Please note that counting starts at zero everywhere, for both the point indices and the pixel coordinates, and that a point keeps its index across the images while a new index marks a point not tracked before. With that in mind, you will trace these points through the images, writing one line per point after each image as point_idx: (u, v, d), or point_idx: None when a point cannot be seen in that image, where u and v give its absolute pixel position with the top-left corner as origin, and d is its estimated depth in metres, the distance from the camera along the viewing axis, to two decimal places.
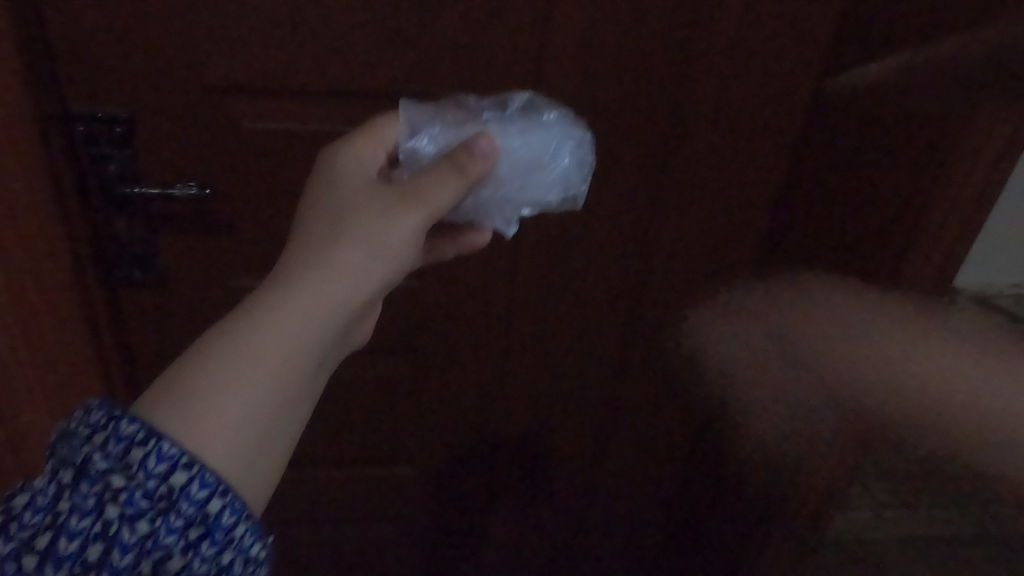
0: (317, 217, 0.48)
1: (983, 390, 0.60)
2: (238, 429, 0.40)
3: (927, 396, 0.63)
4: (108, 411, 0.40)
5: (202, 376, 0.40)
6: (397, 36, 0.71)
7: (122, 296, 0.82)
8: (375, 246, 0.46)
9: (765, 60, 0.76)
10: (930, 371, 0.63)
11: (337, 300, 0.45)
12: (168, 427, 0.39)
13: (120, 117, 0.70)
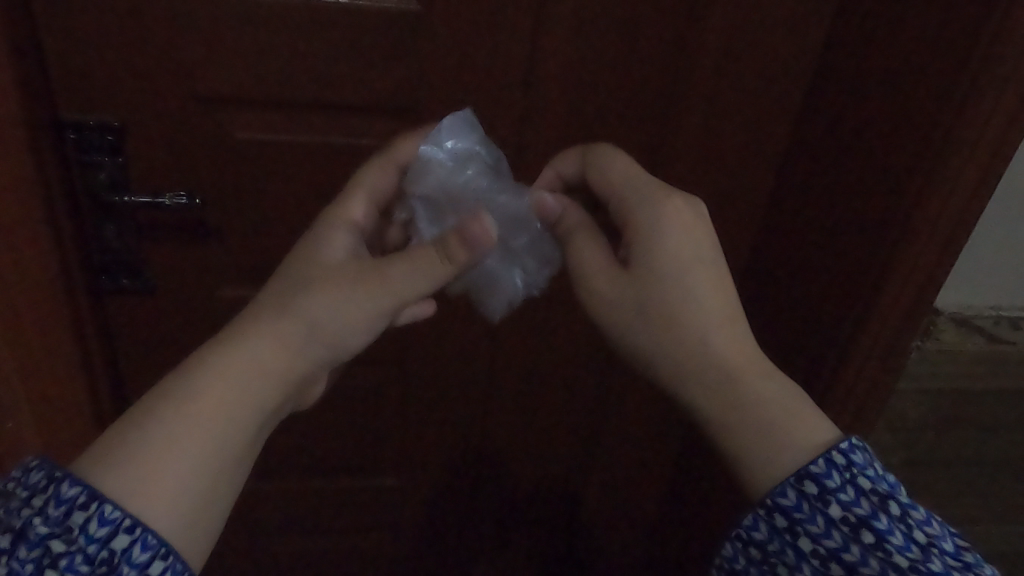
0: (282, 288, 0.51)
1: (777, 391, 0.50)
2: (173, 493, 0.42)
3: (734, 406, 0.50)
4: (49, 472, 0.40)
5: (141, 462, 0.41)
6: (387, 40, 0.71)
7: (111, 302, 0.82)
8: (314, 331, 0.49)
9: (751, 73, 0.77)
10: (673, 277, 0.52)
11: (279, 373, 0.48)
12: (114, 493, 0.40)
13: (112, 123, 0.70)
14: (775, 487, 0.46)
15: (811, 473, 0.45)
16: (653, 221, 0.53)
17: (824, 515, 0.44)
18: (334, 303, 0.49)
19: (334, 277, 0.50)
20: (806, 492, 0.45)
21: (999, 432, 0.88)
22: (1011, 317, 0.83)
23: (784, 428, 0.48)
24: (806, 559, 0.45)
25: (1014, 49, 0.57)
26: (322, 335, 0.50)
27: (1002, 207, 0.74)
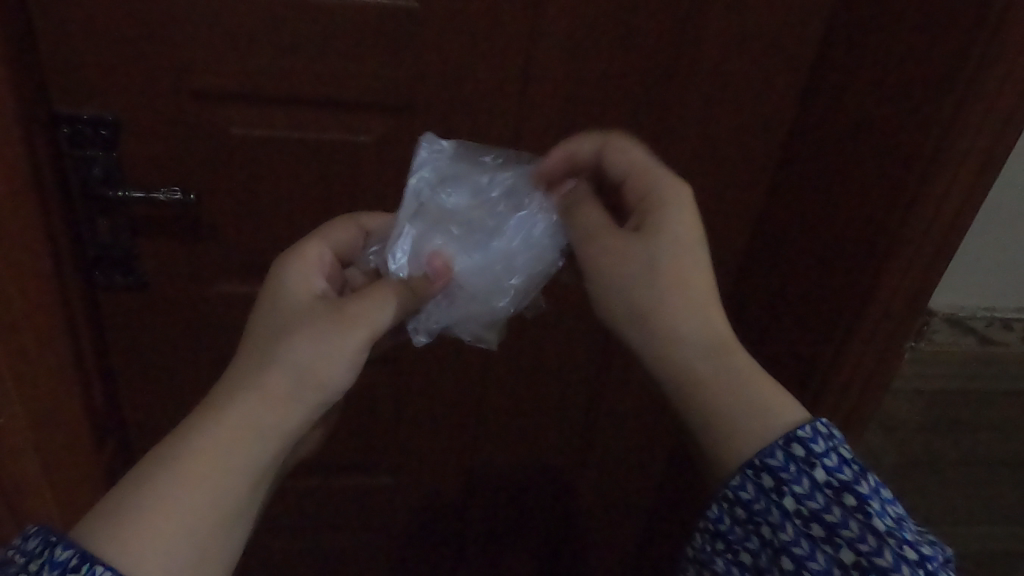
0: (261, 338, 0.51)
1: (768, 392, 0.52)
2: (164, 551, 0.43)
3: (713, 399, 0.53)
4: (45, 539, 0.42)
5: (131, 524, 0.43)
6: (383, 36, 0.71)
7: (103, 297, 0.81)
8: (305, 375, 0.49)
9: (747, 72, 0.77)
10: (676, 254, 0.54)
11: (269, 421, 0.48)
12: (103, 555, 0.41)
13: (106, 118, 0.70)
14: (763, 448, 0.49)
15: (799, 436, 0.49)
16: (664, 200, 0.55)
17: (809, 476, 0.48)
18: (312, 346, 0.49)
19: (310, 320, 0.50)
20: (794, 454, 0.48)
21: (991, 430, 0.88)
22: (1009, 321, 0.81)
23: (761, 401, 0.52)
24: (789, 517, 0.48)
25: (1010, 51, 0.58)
26: (307, 379, 0.49)
27: (1000, 210, 0.73)
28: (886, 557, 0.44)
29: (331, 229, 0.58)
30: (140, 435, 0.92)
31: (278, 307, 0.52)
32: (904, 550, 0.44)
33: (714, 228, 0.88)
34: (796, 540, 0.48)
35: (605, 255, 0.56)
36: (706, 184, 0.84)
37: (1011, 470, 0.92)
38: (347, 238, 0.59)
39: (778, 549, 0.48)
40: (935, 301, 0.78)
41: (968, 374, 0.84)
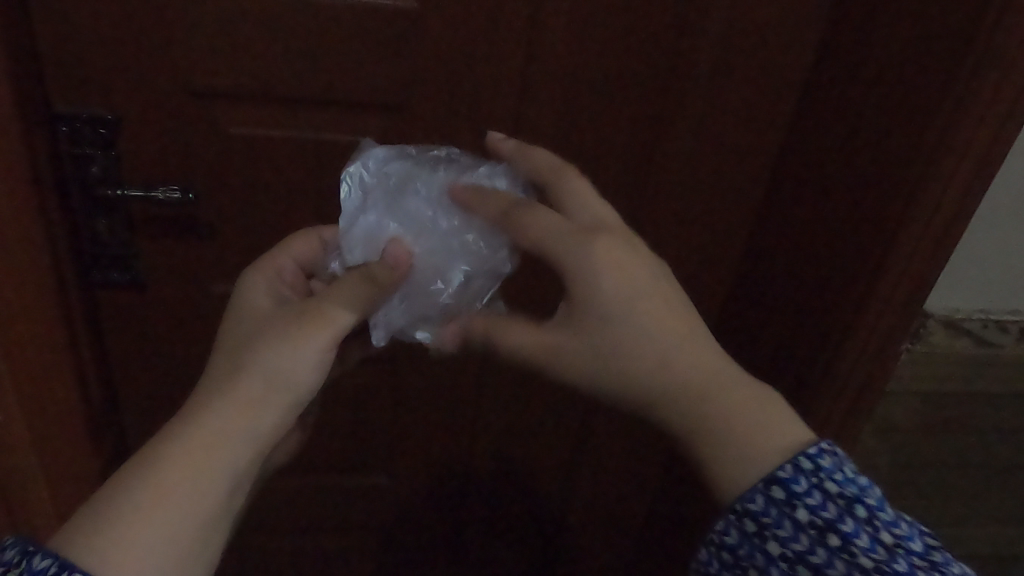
0: (231, 349, 0.51)
1: (752, 422, 0.50)
2: (139, 562, 0.43)
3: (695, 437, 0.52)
4: (22, 548, 0.42)
5: (105, 535, 0.42)
6: (382, 36, 0.71)
7: (101, 296, 0.81)
8: (273, 379, 0.49)
9: (744, 74, 0.77)
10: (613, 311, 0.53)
11: (239, 431, 0.47)
12: (79, 565, 0.41)
13: (105, 117, 0.70)
14: (743, 493, 0.48)
15: (778, 478, 0.47)
16: (590, 261, 0.53)
17: (790, 518, 0.46)
18: (275, 352, 0.49)
19: (276, 328, 0.50)
20: (774, 497, 0.47)
21: (988, 433, 0.89)
22: (1004, 324, 0.81)
23: (740, 416, 0.50)
24: (776, 562, 0.47)
25: (1004, 54, 0.58)
26: (278, 384, 0.49)
27: (995, 213, 0.73)
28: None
29: (290, 246, 0.61)
30: (137, 434, 0.92)
31: (246, 322, 0.53)
32: None
33: (711, 229, 0.88)
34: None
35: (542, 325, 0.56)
36: (703, 186, 0.84)
37: (1007, 472, 0.92)
38: (303, 250, 0.61)
39: None
40: (931, 304, 0.78)
41: (964, 376, 0.84)
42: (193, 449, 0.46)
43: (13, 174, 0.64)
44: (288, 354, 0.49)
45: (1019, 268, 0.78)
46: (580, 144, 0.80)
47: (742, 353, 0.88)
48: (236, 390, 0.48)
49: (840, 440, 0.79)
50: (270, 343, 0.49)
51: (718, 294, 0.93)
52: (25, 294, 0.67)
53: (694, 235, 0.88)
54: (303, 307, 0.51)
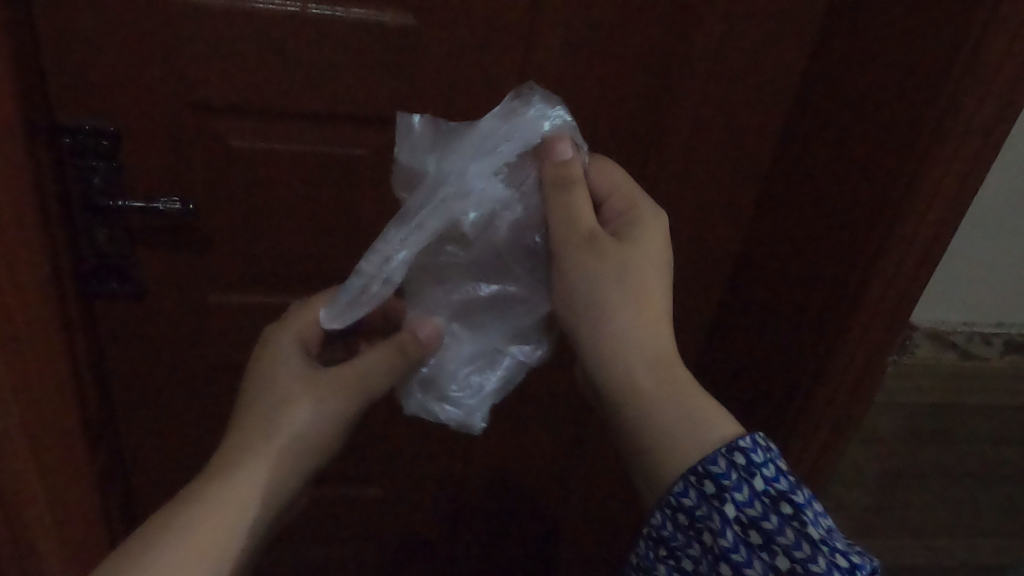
0: (263, 409, 0.56)
1: (707, 409, 0.52)
2: None
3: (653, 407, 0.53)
4: None
5: None
6: (381, 51, 0.72)
7: (99, 305, 0.82)
8: (307, 444, 0.56)
9: (734, 91, 0.79)
10: (647, 262, 0.56)
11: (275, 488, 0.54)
12: None
13: (106, 129, 0.71)
14: (707, 457, 0.49)
15: (740, 445, 0.48)
16: (639, 224, 0.57)
17: (748, 485, 0.47)
18: (310, 419, 0.56)
19: (308, 389, 0.57)
20: (735, 462, 0.47)
21: (974, 443, 0.90)
22: (989, 336, 0.83)
23: (688, 400, 0.53)
24: (730, 525, 0.46)
25: (983, 73, 0.60)
26: (309, 448, 0.56)
27: (977, 227, 0.75)
28: (820, 565, 0.44)
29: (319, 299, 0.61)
30: (133, 443, 0.92)
31: (274, 377, 0.57)
32: (836, 558, 0.44)
33: (703, 242, 0.89)
34: (735, 548, 0.46)
35: (572, 245, 0.55)
36: (694, 199, 0.86)
37: (994, 482, 0.93)
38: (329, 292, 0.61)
39: (718, 558, 0.46)
40: (917, 316, 0.80)
41: (951, 387, 0.85)
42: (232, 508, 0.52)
43: (18, 185, 0.65)
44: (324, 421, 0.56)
45: (1003, 280, 0.79)
46: None
47: (733, 365, 0.90)
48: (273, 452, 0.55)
49: (830, 450, 0.81)
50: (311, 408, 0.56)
51: (709, 306, 0.95)
52: (28, 303, 0.68)
53: (687, 247, 0.89)
54: (336, 375, 0.58)
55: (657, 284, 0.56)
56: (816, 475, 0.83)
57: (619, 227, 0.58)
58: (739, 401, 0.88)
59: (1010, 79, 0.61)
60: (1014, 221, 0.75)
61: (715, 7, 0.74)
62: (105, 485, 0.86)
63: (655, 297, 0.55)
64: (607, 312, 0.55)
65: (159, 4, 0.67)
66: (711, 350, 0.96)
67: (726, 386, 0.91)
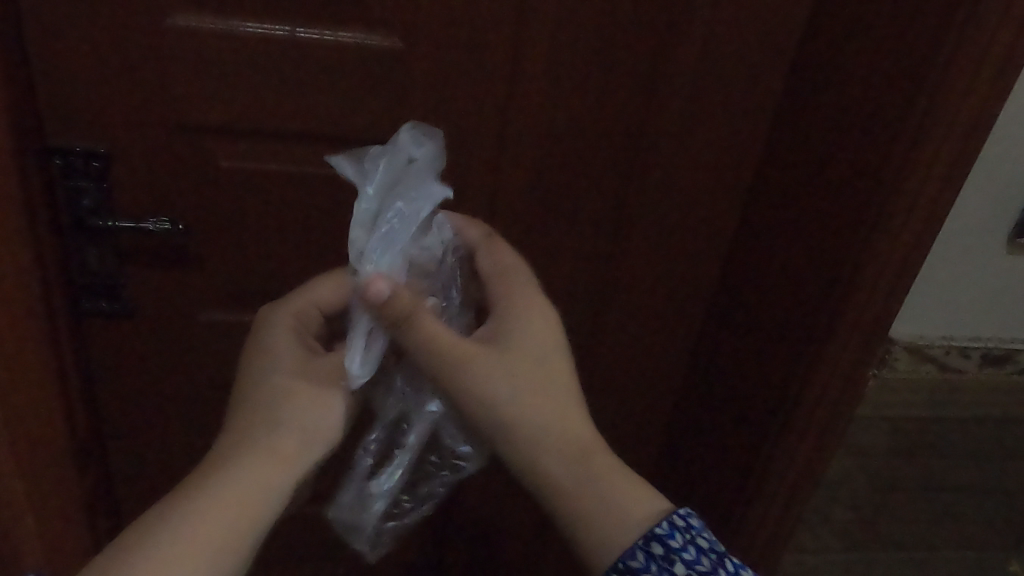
0: (272, 392, 0.55)
1: (623, 486, 0.55)
2: None
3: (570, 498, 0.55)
4: None
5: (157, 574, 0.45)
6: (368, 74, 0.74)
7: (88, 324, 0.82)
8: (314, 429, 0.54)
9: (714, 110, 0.81)
10: (529, 361, 0.58)
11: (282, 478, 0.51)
12: None
13: (98, 150, 0.73)
14: (628, 550, 0.51)
15: (656, 534, 0.50)
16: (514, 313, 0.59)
17: (669, 573, 0.49)
18: (323, 401, 0.56)
19: (318, 373, 0.57)
20: (653, 552, 0.50)
21: (955, 456, 0.91)
22: (967, 350, 0.84)
23: (607, 494, 0.54)
24: None
25: (952, 95, 0.62)
26: (315, 432, 0.54)
27: (950, 242, 0.76)
28: None
29: (315, 294, 0.61)
30: (122, 462, 0.92)
31: (281, 367, 0.56)
32: None
33: (686, 260, 0.90)
34: None
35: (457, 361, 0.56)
36: (677, 217, 0.87)
37: (975, 496, 0.95)
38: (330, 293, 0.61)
39: None
40: (895, 331, 0.81)
41: (931, 401, 0.87)
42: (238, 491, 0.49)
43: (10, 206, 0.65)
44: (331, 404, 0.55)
45: (978, 295, 0.81)
46: (559, 176, 0.83)
47: (717, 380, 0.91)
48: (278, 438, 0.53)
49: (814, 464, 0.82)
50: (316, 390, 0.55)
51: (695, 323, 0.96)
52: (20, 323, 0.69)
53: (670, 264, 0.91)
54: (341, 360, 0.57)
55: (552, 363, 0.59)
56: (801, 490, 0.84)
57: (493, 329, 0.59)
58: (723, 417, 0.89)
59: (978, 100, 0.62)
60: (986, 236, 0.77)
61: (695, 30, 0.76)
62: (94, 505, 0.86)
63: (540, 398, 0.57)
64: (512, 421, 0.57)
65: (150, 29, 0.68)
66: (696, 366, 0.97)
67: (711, 401, 0.92)
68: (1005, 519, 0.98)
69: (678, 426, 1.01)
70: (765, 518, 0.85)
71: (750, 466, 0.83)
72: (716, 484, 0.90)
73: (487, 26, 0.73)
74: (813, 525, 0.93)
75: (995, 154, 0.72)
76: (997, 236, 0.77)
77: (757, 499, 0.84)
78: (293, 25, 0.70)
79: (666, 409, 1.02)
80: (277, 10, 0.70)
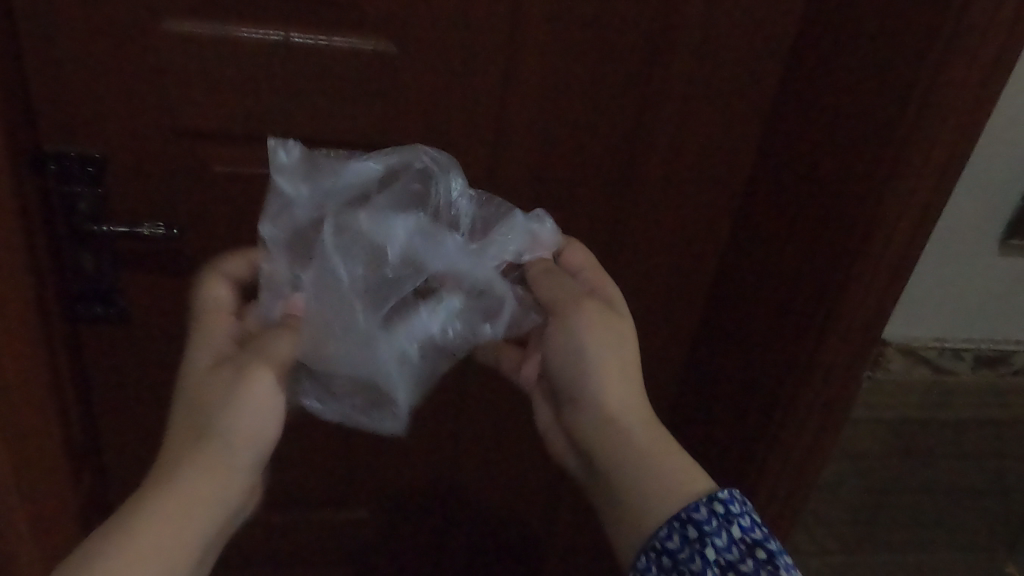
0: (187, 412, 0.54)
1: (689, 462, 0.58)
2: None
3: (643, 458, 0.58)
4: None
5: None
6: (363, 79, 0.74)
7: (84, 329, 0.83)
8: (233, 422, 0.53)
9: (707, 114, 0.81)
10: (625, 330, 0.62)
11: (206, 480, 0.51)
12: None
13: (93, 155, 0.73)
14: (690, 504, 0.54)
15: (721, 496, 0.53)
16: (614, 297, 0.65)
17: (727, 532, 0.51)
18: (227, 406, 0.53)
19: (221, 378, 0.54)
20: (716, 510, 0.52)
21: (950, 458, 0.91)
22: (961, 352, 0.84)
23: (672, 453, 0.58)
24: (710, 566, 0.50)
25: (942, 98, 0.62)
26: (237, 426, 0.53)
27: (943, 244, 0.77)
28: None
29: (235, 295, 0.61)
30: (116, 467, 0.92)
31: (191, 385, 0.55)
32: None
33: (681, 263, 0.91)
34: None
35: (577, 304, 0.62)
36: (671, 220, 0.87)
37: (970, 498, 0.95)
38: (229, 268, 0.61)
39: None
40: (889, 332, 0.82)
41: (925, 403, 0.87)
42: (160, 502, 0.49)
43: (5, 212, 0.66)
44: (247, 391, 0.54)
45: (971, 296, 0.81)
46: (553, 180, 0.83)
47: (712, 383, 0.91)
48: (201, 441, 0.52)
49: (809, 467, 0.82)
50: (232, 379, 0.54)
51: (689, 328, 0.96)
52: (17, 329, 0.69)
53: (665, 267, 0.91)
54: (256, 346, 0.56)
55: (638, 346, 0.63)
56: (796, 492, 0.84)
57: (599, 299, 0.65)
58: (718, 420, 0.89)
59: (968, 103, 0.63)
60: (978, 237, 0.77)
61: (688, 34, 0.76)
62: (89, 510, 0.86)
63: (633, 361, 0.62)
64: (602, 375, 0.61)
65: (145, 34, 0.69)
66: (691, 369, 0.97)
67: (706, 405, 0.92)
68: (1000, 520, 0.98)
69: (673, 428, 1.01)
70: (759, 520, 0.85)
71: (744, 469, 0.83)
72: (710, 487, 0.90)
73: (481, 31, 0.73)
74: (809, 527, 0.93)
75: (986, 157, 0.72)
76: (989, 239, 0.77)
77: (751, 502, 0.84)
78: (287, 30, 0.71)
79: (662, 412, 1.02)
80: (272, 14, 0.70)
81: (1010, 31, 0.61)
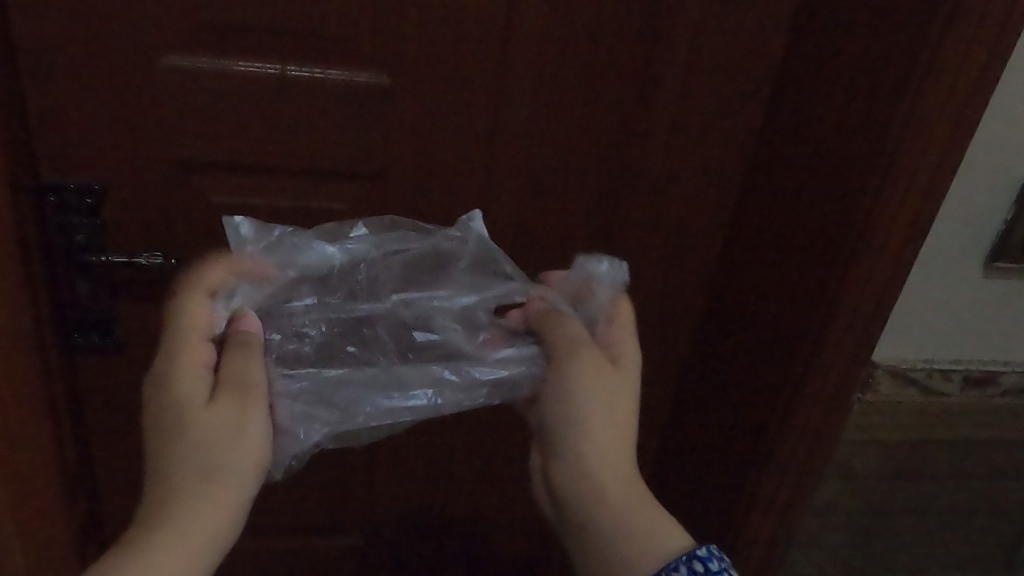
0: (182, 442, 0.52)
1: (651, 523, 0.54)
2: None
3: (615, 511, 0.56)
4: None
5: None
6: (358, 111, 0.75)
7: (80, 357, 0.83)
8: (241, 467, 0.52)
9: (696, 141, 0.83)
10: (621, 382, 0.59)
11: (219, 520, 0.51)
12: None
13: (91, 187, 0.74)
14: (668, 564, 0.51)
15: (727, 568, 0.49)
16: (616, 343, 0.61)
17: None
18: (234, 444, 0.52)
19: (225, 412, 0.53)
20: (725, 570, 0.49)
21: (942, 479, 0.92)
22: (949, 372, 0.85)
23: (635, 515, 0.55)
24: None
25: (923, 126, 0.64)
26: (245, 471, 0.52)
27: (927, 267, 0.78)
28: None
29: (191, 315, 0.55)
30: (110, 497, 0.92)
31: (184, 415, 0.53)
32: None
33: (673, 285, 0.92)
34: None
35: (574, 350, 0.59)
36: (662, 244, 0.89)
37: (963, 518, 0.95)
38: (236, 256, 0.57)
39: None
40: (877, 354, 0.83)
41: (917, 423, 0.88)
42: (170, 542, 0.49)
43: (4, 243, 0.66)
44: (251, 434, 0.53)
45: (956, 318, 0.82)
46: (545, 205, 0.84)
47: (705, 407, 0.91)
48: (206, 480, 0.51)
49: (802, 488, 0.82)
50: (235, 421, 0.53)
51: (680, 350, 0.96)
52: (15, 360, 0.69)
53: (656, 291, 0.92)
54: (253, 381, 0.54)
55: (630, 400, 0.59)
56: (789, 514, 0.84)
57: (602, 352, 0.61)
58: (711, 440, 0.89)
59: (948, 129, 0.65)
60: (962, 260, 0.78)
61: (676, 64, 0.78)
62: (84, 539, 0.86)
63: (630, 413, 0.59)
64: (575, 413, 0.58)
65: (143, 67, 0.70)
66: (683, 392, 0.97)
67: (699, 426, 0.93)
68: (993, 540, 0.98)
69: (667, 451, 1.02)
70: (755, 542, 0.86)
71: (737, 492, 0.84)
72: (704, 510, 0.90)
73: (472, 62, 0.75)
74: (805, 547, 0.93)
75: (965, 182, 0.74)
76: (972, 261, 0.79)
77: (747, 525, 0.84)
78: (283, 63, 0.72)
79: (657, 434, 1.02)
80: (269, 49, 0.72)
81: (986, 60, 0.62)
